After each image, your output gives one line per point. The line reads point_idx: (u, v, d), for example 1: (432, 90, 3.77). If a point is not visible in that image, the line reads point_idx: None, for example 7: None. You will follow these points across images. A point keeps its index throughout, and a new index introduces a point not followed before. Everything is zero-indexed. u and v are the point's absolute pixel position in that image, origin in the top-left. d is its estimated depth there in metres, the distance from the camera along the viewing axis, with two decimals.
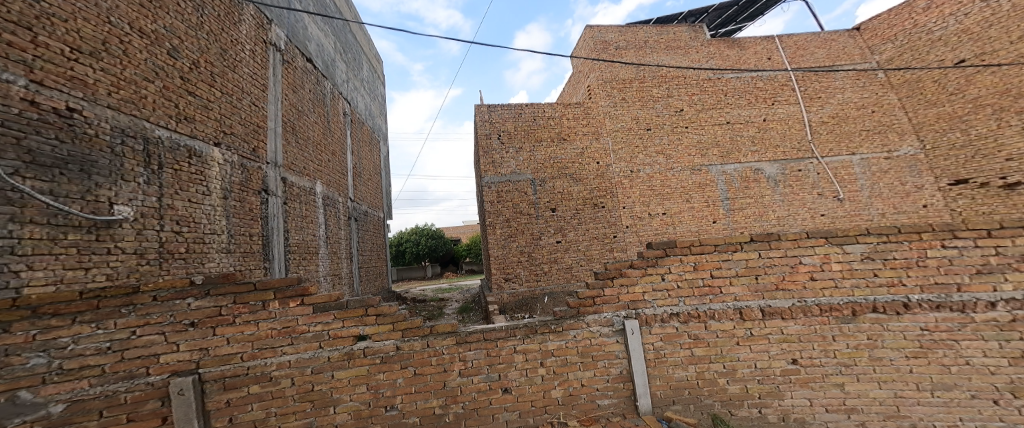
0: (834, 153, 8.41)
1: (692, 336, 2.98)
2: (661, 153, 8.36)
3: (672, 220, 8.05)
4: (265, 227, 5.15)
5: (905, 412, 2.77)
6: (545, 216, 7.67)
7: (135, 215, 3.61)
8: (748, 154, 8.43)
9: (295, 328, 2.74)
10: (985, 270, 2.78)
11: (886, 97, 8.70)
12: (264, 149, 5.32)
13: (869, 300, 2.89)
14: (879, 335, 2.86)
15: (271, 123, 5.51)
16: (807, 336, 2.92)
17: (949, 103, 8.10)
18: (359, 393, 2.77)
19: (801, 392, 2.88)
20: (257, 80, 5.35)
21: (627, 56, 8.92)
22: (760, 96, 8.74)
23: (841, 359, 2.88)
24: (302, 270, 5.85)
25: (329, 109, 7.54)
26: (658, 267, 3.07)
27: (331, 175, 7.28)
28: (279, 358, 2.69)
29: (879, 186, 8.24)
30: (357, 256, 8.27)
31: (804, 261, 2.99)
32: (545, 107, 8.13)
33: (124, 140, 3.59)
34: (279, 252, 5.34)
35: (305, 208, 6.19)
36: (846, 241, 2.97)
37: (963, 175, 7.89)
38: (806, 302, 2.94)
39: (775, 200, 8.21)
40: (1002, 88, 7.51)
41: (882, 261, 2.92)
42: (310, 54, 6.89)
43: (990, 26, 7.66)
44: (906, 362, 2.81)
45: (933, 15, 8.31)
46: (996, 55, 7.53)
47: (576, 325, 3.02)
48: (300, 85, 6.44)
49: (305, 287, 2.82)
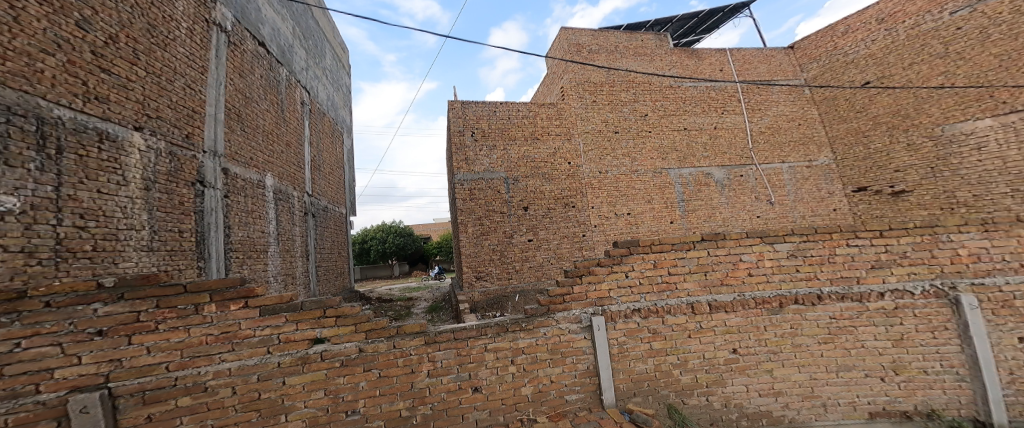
0: (768, 161, 9.28)
1: (652, 330, 3.16)
2: (627, 156, 8.73)
3: (636, 220, 8.46)
4: (199, 222, 4.65)
5: (818, 392, 3.14)
6: (515, 215, 7.70)
7: (23, 207, 3.11)
8: (700, 159, 9.05)
9: (236, 333, 2.52)
10: (878, 265, 3.23)
11: (810, 112, 9.78)
12: (201, 136, 4.81)
13: (792, 293, 3.23)
14: (798, 323, 3.21)
15: (210, 109, 4.99)
16: (745, 327, 3.21)
17: (856, 119, 9.23)
18: (315, 399, 2.63)
19: (740, 379, 3.16)
20: (195, 61, 4.83)
21: (596, 60, 9.21)
22: (712, 105, 9.42)
23: (771, 347, 3.19)
24: (246, 270, 5.38)
25: (284, 98, 7.01)
26: (619, 265, 3.20)
27: (284, 168, 6.76)
28: (216, 366, 2.46)
29: (802, 191, 9.23)
30: (314, 255, 7.75)
31: (744, 258, 3.27)
32: (516, 106, 8.16)
33: (10, 119, 3.09)
34: (216, 250, 4.86)
35: (251, 202, 5.68)
36: (776, 240, 3.29)
37: (864, 183, 9.08)
38: (744, 296, 3.23)
39: (721, 203, 8.91)
40: (894, 108, 8.68)
41: (802, 258, 3.27)
42: (263, 38, 6.35)
43: (889, 53, 8.79)
44: (819, 347, 3.19)
45: (849, 41, 9.45)
46: (894, 79, 8.69)
47: (547, 322, 3.08)
48: (248, 70, 5.90)
49: (249, 288, 2.59)
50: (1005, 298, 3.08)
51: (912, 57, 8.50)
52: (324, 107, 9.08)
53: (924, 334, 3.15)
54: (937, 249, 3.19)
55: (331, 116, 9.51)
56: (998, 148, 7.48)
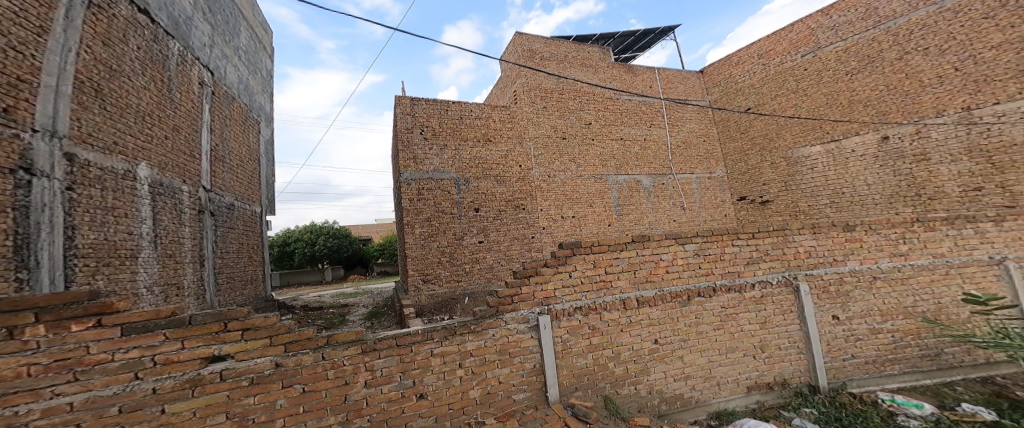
0: (683, 171, 10.52)
1: (592, 326, 3.33)
2: (573, 162, 9.24)
3: (580, 222, 9.00)
4: (20, 221, 3.66)
5: (715, 372, 3.63)
6: (467, 217, 7.63)
7: None
8: (633, 167, 9.87)
9: (85, 359, 2.05)
10: (752, 261, 3.86)
11: (710, 130, 11.37)
12: (31, 112, 3.82)
13: (696, 286, 3.69)
14: (699, 313, 3.66)
15: (46, 79, 3.99)
16: (664, 319, 3.57)
17: (738, 139, 10.96)
18: (215, 425, 2.28)
19: (660, 367, 3.49)
20: (25, 18, 3.84)
21: (547, 66, 9.59)
22: (643, 118, 10.32)
23: (682, 335, 3.60)
24: (98, 280, 4.37)
25: (174, 76, 5.91)
26: (560, 266, 3.32)
27: (168, 157, 5.67)
28: (51, 402, 1.96)
29: (705, 198, 10.66)
30: (211, 261, 6.63)
31: (663, 257, 3.64)
32: (464, 106, 8.09)
33: None
34: (50, 257, 3.87)
35: (114, 197, 4.66)
36: (686, 241, 3.72)
37: (743, 193, 10.83)
38: (663, 291, 3.60)
39: (646, 207, 9.80)
40: (762, 132, 10.49)
41: (703, 256, 3.76)
42: (143, 3, 5.29)
43: (762, 85, 10.55)
44: (714, 332, 3.69)
45: (740, 70, 11.12)
46: (764, 108, 10.47)
47: (495, 323, 3.04)
48: (118, 39, 4.86)
49: (107, 303, 2.15)
50: (827, 285, 3.93)
51: (776, 90, 10.30)
52: (234, 92, 7.84)
53: (779, 316, 3.84)
54: (785, 248, 3.94)
55: (243, 103, 8.25)
56: (823, 168, 9.51)
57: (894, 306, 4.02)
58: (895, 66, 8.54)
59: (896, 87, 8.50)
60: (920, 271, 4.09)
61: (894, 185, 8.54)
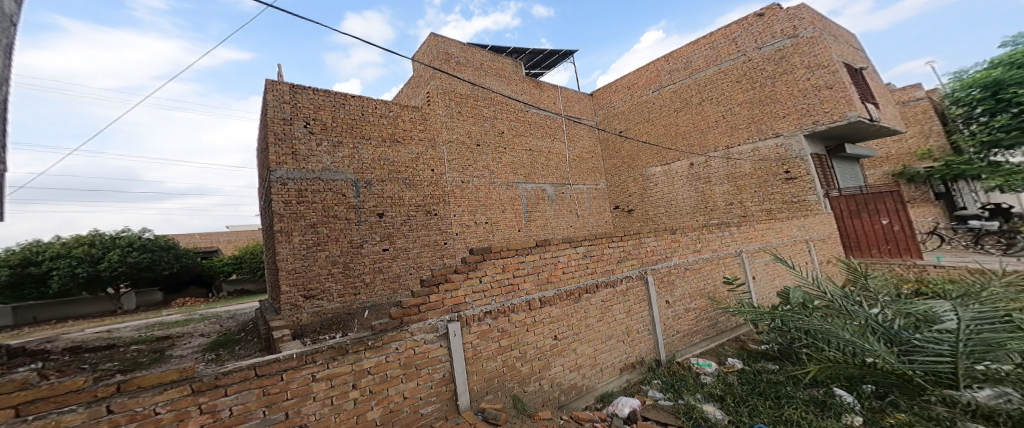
0: (580, 181, 12.83)
1: (501, 328, 3.38)
2: (486, 168, 10.20)
3: (492, 228, 10.00)
4: None
5: (599, 359, 4.04)
6: (366, 222, 7.13)
7: None
8: (539, 177, 11.51)
9: None
10: (622, 260, 4.46)
11: (596, 148, 13.87)
12: None
13: (584, 284, 4.08)
14: (586, 308, 4.05)
15: None
16: (561, 316, 3.84)
17: (617, 157, 13.58)
18: None
19: (559, 360, 3.73)
20: None
21: (466, 77, 10.58)
22: (549, 131, 12.13)
23: (576, 329, 3.92)
24: None
25: None
26: (471, 271, 3.27)
27: None
28: None
29: (592, 205, 13.12)
30: None
31: (560, 259, 3.92)
32: (356, 104, 7.44)
33: None
34: None
35: None
36: (576, 244, 4.08)
37: (618, 202, 13.55)
38: (560, 290, 3.87)
39: (549, 213, 11.53)
40: (629, 152, 13.03)
41: (590, 257, 4.18)
42: None
43: (629, 114, 13.08)
44: (598, 324, 4.12)
45: (615, 96, 13.61)
46: (630, 132, 13.05)
47: (398, 336, 2.85)
48: None
49: None
50: (662, 276, 4.82)
51: (638, 119, 12.74)
52: None
53: (640, 305, 4.51)
54: (640, 249, 4.65)
55: None
56: (660, 185, 12.41)
57: (696, 290, 5.12)
58: (698, 108, 11.32)
59: (698, 124, 11.36)
60: (706, 262, 5.32)
61: (695, 200, 11.54)
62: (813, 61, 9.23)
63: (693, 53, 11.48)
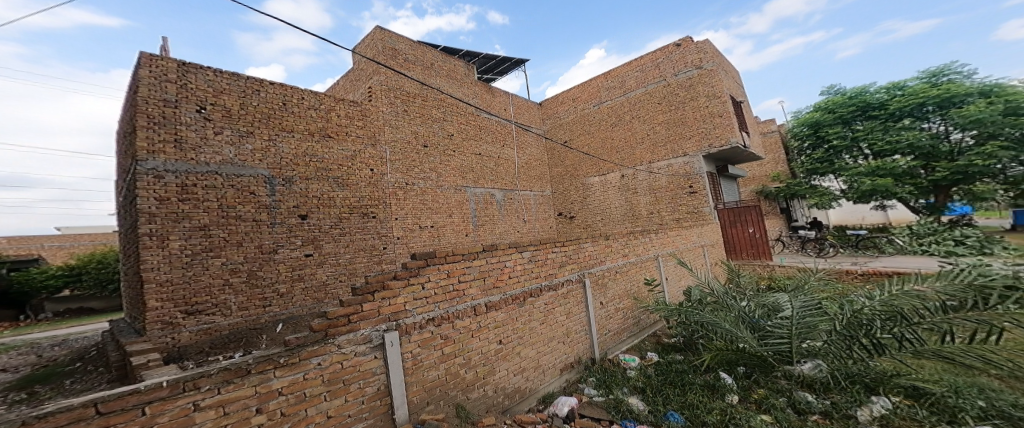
0: (528, 188, 13.46)
1: (443, 336, 3.27)
2: (433, 170, 10.12)
3: (438, 232, 9.90)
4: None
5: (540, 361, 4.10)
6: (286, 224, 6.76)
7: None
8: (488, 182, 11.78)
9: None
10: (564, 264, 4.63)
11: (541, 156, 14.53)
12: None
13: (530, 288, 4.15)
14: (530, 312, 4.10)
15: None
16: (506, 320, 3.83)
17: (560, 166, 14.33)
18: None
19: (504, 365, 3.72)
20: None
21: (415, 75, 10.29)
22: (498, 137, 12.53)
23: (520, 333, 3.95)
24: None
25: None
26: (415, 276, 3.16)
27: None
28: None
29: (539, 212, 13.78)
30: None
31: (507, 264, 3.95)
32: (275, 91, 7.09)
33: None
34: None
35: None
36: (523, 248, 4.16)
37: (561, 209, 14.26)
38: (507, 295, 3.89)
39: (498, 218, 11.92)
40: (569, 163, 13.99)
41: (535, 262, 4.27)
42: None
43: (568, 127, 13.93)
44: (541, 326, 4.19)
45: (561, 108, 14.25)
46: (573, 141, 13.81)
47: (321, 350, 2.57)
48: None
49: None
50: (598, 278, 5.11)
51: (578, 130, 13.64)
52: None
53: (579, 308, 4.70)
54: (580, 254, 4.88)
55: None
56: (597, 193, 13.23)
57: (624, 291, 5.51)
58: (629, 124, 12.18)
59: (629, 140, 12.22)
60: (633, 265, 5.79)
61: (625, 209, 12.46)
62: (710, 93, 10.41)
63: (628, 73, 12.23)
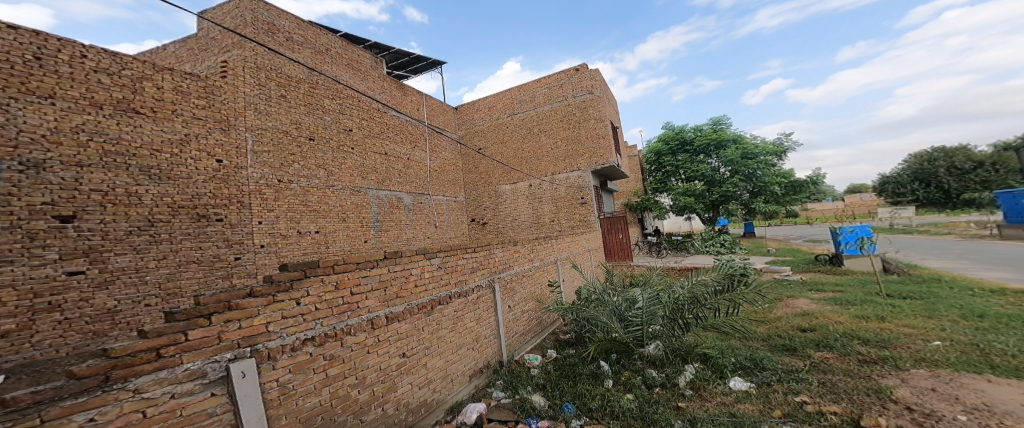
0: (440, 192, 13.31)
1: (329, 356, 2.75)
2: (321, 168, 9.20)
3: (325, 239, 9.02)
4: None
5: (449, 370, 3.94)
6: (24, 227, 5.13)
7: None
8: (394, 184, 11.34)
9: None
10: (473, 270, 4.59)
11: (457, 161, 14.49)
12: None
13: (437, 296, 3.96)
14: (438, 320, 3.92)
15: None
16: (410, 332, 3.54)
17: (469, 172, 14.54)
18: None
19: (407, 379, 3.41)
20: None
21: (302, 59, 9.26)
22: (408, 138, 12.18)
23: (426, 343, 3.70)
24: None
25: None
26: (292, 291, 2.56)
27: None
28: None
29: (451, 217, 13.75)
30: None
31: (412, 272, 3.67)
32: (18, 36, 5.36)
33: None
34: None
35: None
36: (432, 255, 3.95)
37: (474, 215, 14.39)
38: (411, 305, 3.59)
39: (406, 224, 11.59)
40: (477, 169, 14.31)
41: (443, 269, 4.11)
42: None
43: (477, 136, 14.34)
44: (449, 335, 4.02)
45: (475, 114, 14.42)
46: (487, 149, 14.17)
47: (93, 403, 1.65)
48: None
49: None
50: (507, 283, 5.31)
51: (489, 139, 14.07)
52: None
53: (486, 312, 4.72)
54: (489, 260, 4.93)
55: None
56: (506, 200, 13.73)
57: (529, 294, 5.86)
58: (536, 138, 13.22)
59: (536, 152, 13.22)
60: (537, 269, 6.18)
61: (532, 217, 13.23)
62: (597, 115, 12.30)
63: (537, 89, 13.22)
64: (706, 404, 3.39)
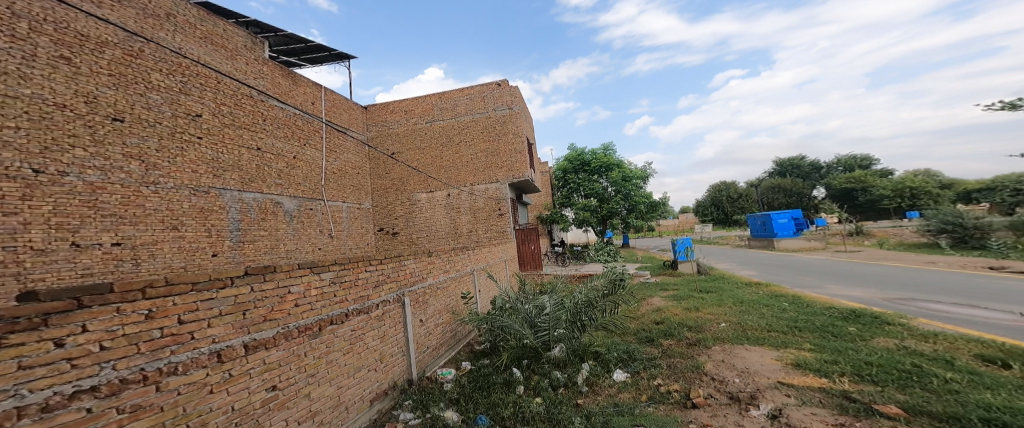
0: (334, 199, 12.93)
1: (129, 408, 1.84)
2: (134, 158, 7.88)
3: (140, 256, 7.77)
4: None
5: (342, 398, 3.30)
6: None
7: None
8: (273, 186, 10.71)
9: None
10: (378, 285, 4.05)
11: (363, 165, 14.38)
12: None
13: (328, 315, 3.27)
14: (330, 342, 3.26)
15: None
16: (285, 359, 2.80)
17: (374, 178, 14.58)
18: None
19: (279, 416, 2.68)
20: None
21: (121, 20, 7.94)
22: (296, 134, 11.74)
23: (309, 371, 2.99)
24: None
25: None
26: (46, 329, 1.58)
27: None
28: None
29: (354, 227, 13.66)
30: None
31: (292, 290, 2.94)
32: None
33: None
34: None
35: None
36: (323, 269, 3.29)
37: (382, 224, 14.40)
38: (288, 328, 2.85)
39: (287, 234, 10.99)
40: (378, 178, 14.48)
41: (339, 284, 3.47)
42: None
43: (388, 141, 14.33)
44: (344, 358, 3.38)
45: (393, 117, 14.31)
46: (402, 156, 14.04)
47: None
48: None
49: None
50: (417, 297, 4.77)
51: (405, 144, 14.03)
52: None
53: (393, 328, 4.17)
54: (400, 271, 4.45)
55: None
56: (422, 209, 13.74)
57: (444, 306, 5.40)
58: (457, 147, 13.51)
59: (457, 162, 13.48)
60: (452, 281, 5.78)
61: (450, 226, 13.42)
62: (516, 130, 13.13)
63: (460, 98, 13.62)
64: (598, 398, 3.78)
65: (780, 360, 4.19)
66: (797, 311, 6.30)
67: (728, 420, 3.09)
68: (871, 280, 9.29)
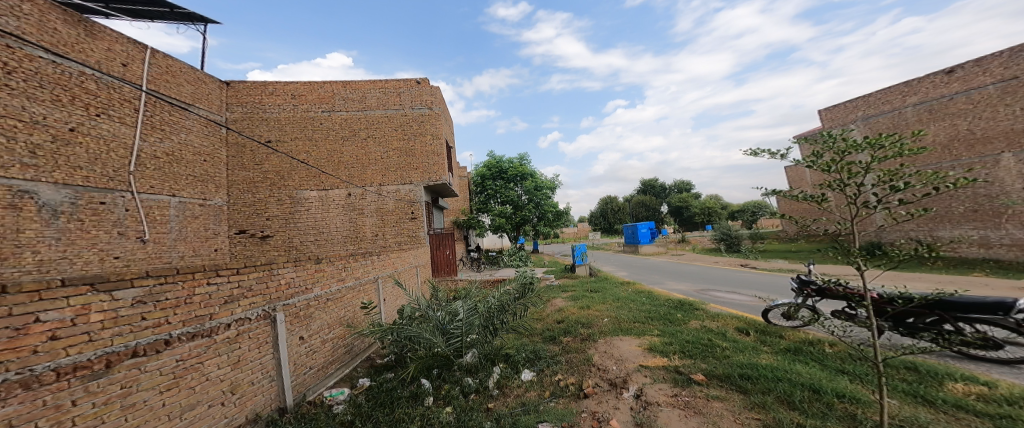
0: (153, 191, 9.33)
1: None
2: None
3: None
4: None
5: None
6: None
7: None
8: (15, 167, 7.09)
9: None
10: (229, 300, 3.35)
11: (217, 152, 11.32)
12: None
13: (127, 346, 2.55)
14: (134, 379, 2.58)
15: None
16: (20, 416, 2.07)
17: (250, 171, 11.75)
18: None
19: None
20: None
21: None
22: (81, 99, 8.11)
23: (83, 424, 2.31)
24: None
25: None
26: None
27: None
28: None
29: (186, 230, 10.06)
30: None
31: (44, 318, 2.16)
32: None
33: None
34: None
35: None
36: (118, 286, 2.53)
37: (243, 226, 11.52)
38: (33, 372, 2.11)
39: (43, 238, 7.37)
40: (243, 168, 11.70)
41: (156, 303, 2.75)
42: None
43: (258, 125, 11.75)
44: (158, 398, 2.72)
45: (273, 101, 11.95)
46: (282, 145, 11.83)
47: None
48: None
49: None
50: (297, 311, 4.13)
51: (296, 131, 11.95)
52: None
53: (253, 351, 3.52)
54: (269, 281, 3.79)
55: None
56: (314, 211, 11.88)
57: (336, 319, 4.82)
58: (363, 142, 12.29)
59: (361, 159, 12.26)
60: (349, 290, 5.21)
61: (350, 230, 12.01)
62: (434, 132, 12.84)
63: (371, 91, 12.56)
64: (507, 400, 3.89)
65: (642, 346, 4.94)
66: (647, 303, 7.62)
67: (609, 405, 3.50)
68: (703, 277, 11.38)
